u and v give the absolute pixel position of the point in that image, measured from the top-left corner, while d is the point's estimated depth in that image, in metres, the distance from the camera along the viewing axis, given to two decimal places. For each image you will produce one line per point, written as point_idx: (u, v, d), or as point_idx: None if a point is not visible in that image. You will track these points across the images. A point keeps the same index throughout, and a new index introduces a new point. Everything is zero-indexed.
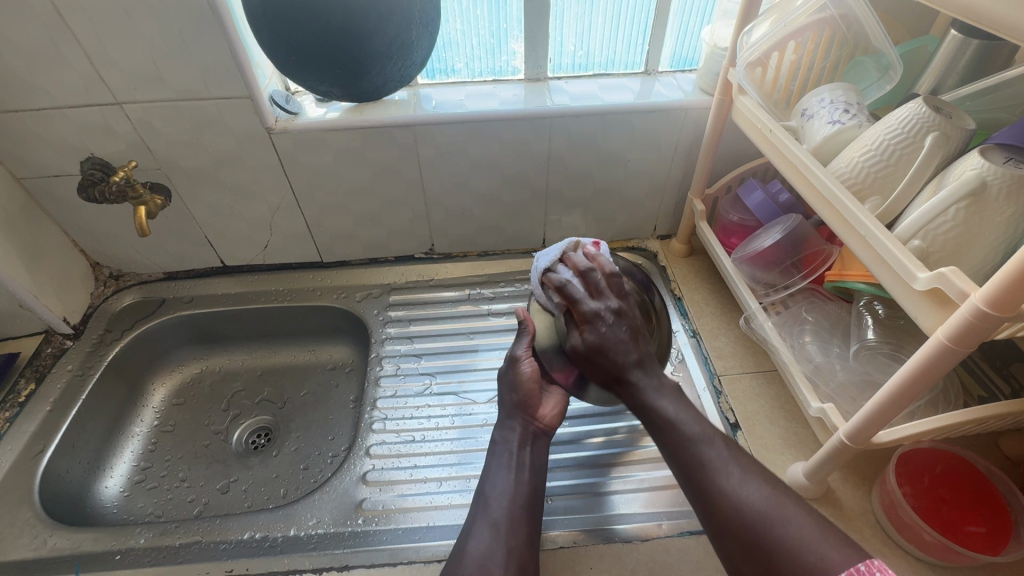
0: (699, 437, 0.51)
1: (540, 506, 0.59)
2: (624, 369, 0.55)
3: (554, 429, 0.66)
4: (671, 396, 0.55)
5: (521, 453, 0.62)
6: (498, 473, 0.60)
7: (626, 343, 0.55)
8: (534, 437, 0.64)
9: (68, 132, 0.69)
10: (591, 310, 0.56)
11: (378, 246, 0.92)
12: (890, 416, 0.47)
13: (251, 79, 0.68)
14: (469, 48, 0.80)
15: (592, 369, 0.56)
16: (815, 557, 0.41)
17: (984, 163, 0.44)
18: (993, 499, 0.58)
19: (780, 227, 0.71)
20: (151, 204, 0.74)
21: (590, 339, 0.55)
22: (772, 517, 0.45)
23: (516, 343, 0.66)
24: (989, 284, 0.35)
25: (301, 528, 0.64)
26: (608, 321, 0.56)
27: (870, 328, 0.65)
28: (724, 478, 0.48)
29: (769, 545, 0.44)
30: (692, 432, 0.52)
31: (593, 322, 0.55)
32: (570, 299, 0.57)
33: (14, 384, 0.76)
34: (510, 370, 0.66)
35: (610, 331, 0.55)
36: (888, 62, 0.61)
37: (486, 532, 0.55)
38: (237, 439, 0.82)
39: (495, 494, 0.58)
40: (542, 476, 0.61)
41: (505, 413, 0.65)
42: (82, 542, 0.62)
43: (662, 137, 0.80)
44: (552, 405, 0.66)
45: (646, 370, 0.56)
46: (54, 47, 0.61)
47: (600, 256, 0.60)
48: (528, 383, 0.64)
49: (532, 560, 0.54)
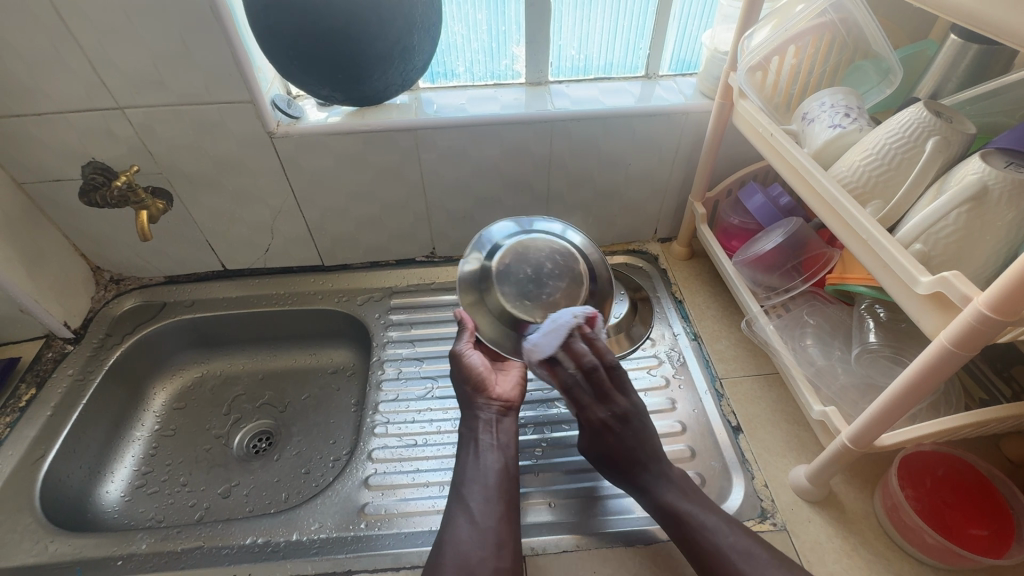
0: (713, 527, 0.55)
1: (514, 482, 0.61)
2: (632, 476, 0.60)
3: (515, 402, 0.68)
4: (683, 492, 0.58)
5: (486, 435, 0.64)
6: (467, 461, 0.62)
7: (633, 445, 0.61)
8: (498, 416, 0.65)
9: (69, 137, 0.69)
10: (596, 415, 0.62)
11: (379, 250, 0.92)
12: (893, 419, 0.47)
13: (253, 83, 0.68)
14: (470, 52, 0.80)
15: (605, 470, 0.62)
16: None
17: (985, 168, 0.44)
18: (995, 502, 0.58)
19: (780, 231, 0.71)
20: (152, 208, 0.75)
21: (597, 443, 0.62)
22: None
23: (455, 340, 0.68)
24: (990, 291, 0.35)
25: (303, 532, 0.63)
26: (613, 428, 0.61)
27: (872, 332, 0.65)
28: (740, 563, 0.52)
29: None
30: (705, 522, 0.55)
31: (601, 430, 0.62)
32: (579, 402, 0.63)
33: (15, 389, 0.76)
34: (455, 364, 0.67)
35: (616, 435, 0.61)
36: (888, 66, 0.61)
37: (462, 519, 0.56)
38: (238, 442, 0.82)
39: (469, 481, 0.59)
40: (510, 452, 0.63)
41: (463, 403, 0.67)
42: (83, 547, 0.62)
43: (663, 141, 0.80)
44: (509, 384, 0.69)
45: (657, 473, 0.59)
46: (56, 51, 0.61)
47: (598, 343, 0.63)
48: (479, 370, 0.67)
49: (513, 537, 0.55)
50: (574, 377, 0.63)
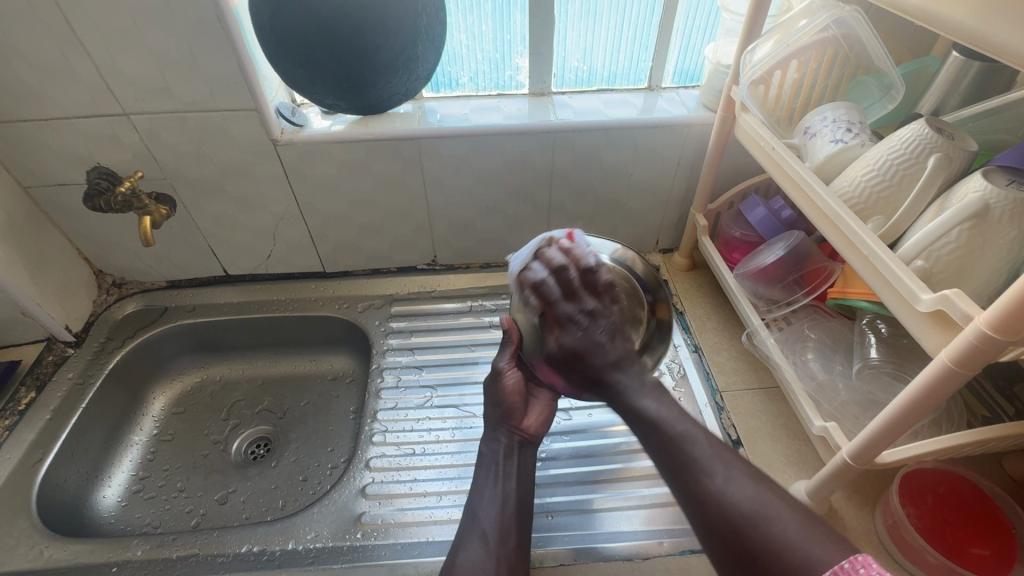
0: (688, 437, 0.49)
1: (530, 514, 0.60)
2: (599, 373, 0.56)
3: (537, 436, 0.67)
4: (642, 386, 0.55)
5: (507, 462, 0.63)
6: (485, 483, 0.61)
7: (600, 344, 0.57)
8: (520, 446, 0.65)
9: (74, 142, 0.70)
10: (565, 312, 0.57)
11: (381, 257, 0.92)
12: (893, 436, 0.47)
13: (258, 91, 0.68)
14: (474, 63, 0.81)
15: (571, 371, 0.58)
16: (803, 555, 0.39)
17: (987, 186, 0.44)
18: (997, 521, 0.58)
19: (783, 244, 0.71)
20: (155, 213, 0.75)
21: (565, 341, 0.57)
22: (759, 516, 0.42)
23: (499, 355, 0.68)
24: (992, 309, 0.35)
25: (299, 541, 0.63)
26: (582, 324, 0.57)
27: (873, 348, 0.65)
28: (709, 479, 0.46)
29: (754, 548, 0.42)
30: (681, 432, 0.50)
31: (568, 325, 0.57)
32: (547, 301, 0.58)
33: (14, 392, 0.76)
34: (494, 383, 0.67)
35: (584, 332, 0.57)
36: (890, 81, 0.61)
37: (476, 543, 0.55)
38: (236, 449, 0.82)
39: (485, 505, 0.59)
40: (528, 482, 0.62)
41: (490, 424, 0.66)
42: (78, 553, 0.62)
43: (666, 152, 0.80)
44: (536, 414, 0.68)
45: (624, 368, 0.56)
46: (63, 57, 0.62)
47: (574, 251, 0.59)
48: (511, 395, 0.66)
49: (521, 566, 0.55)
50: (548, 277, 0.58)
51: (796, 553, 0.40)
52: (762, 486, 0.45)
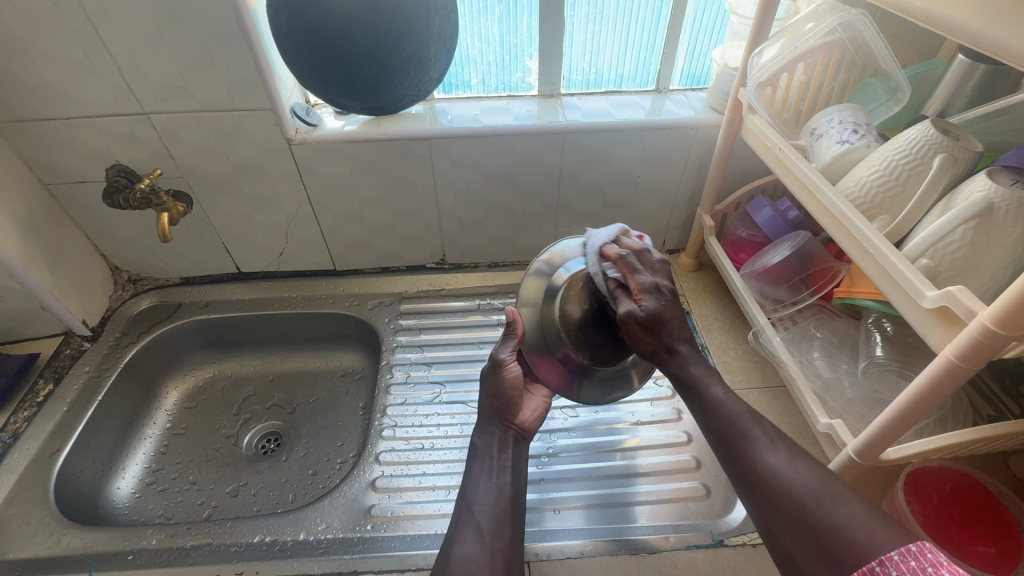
0: (742, 416, 0.50)
1: (522, 508, 0.60)
2: (675, 341, 0.54)
3: (530, 430, 0.68)
4: (707, 368, 0.54)
5: (502, 455, 0.64)
6: (479, 476, 0.61)
7: (677, 319, 0.54)
8: (513, 441, 0.65)
9: (95, 140, 0.71)
10: (649, 280, 0.54)
11: (391, 256, 0.93)
12: (898, 432, 0.47)
13: (274, 93, 0.70)
14: (484, 65, 0.82)
15: (642, 341, 0.54)
16: (865, 535, 0.39)
17: (991, 185, 0.45)
18: (1004, 520, 0.58)
19: (789, 244, 0.72)
20: (172, 211, 0.77)
21: (651, 303, 0.53)
22: (821, 495, 0.43)
23: (500, 345, 0.63)
24: (995, 305, 0.36)
25: (309, 532, 0.64)
26: (665, 296, 0.54)
27: (879, 346, 0.65)
28: (770, 454, 0.47)
29: (812, 524, 0.42)
30: (737, 411, 0.50)
31: (654, 293, 0.54)
32: (631, 269, 0.55)
33: (33, 384, 0.77)
34: (495, 373, 0.65)
35: (666, 303, 0.54)
36: (896, 84, 0.62)
37: (470, 536, 0.55)
38: (247, 443, 0.83)
39: (479, 496, 0.59)
40: (521, 478, 0.63)
41: (486, 417, 0.66)
42: (94, 542, 0.63)
43: (674, 153, 0.81)
44: (530, 411, 0.69)
45: (692, 345, 0.55)
46: (85, 57, 0.64)
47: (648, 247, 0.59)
48: (509, 387, 0.65)
49: (515, 561, 0.55)
50: (630, 253, 0.57)
51: (858, 541, 0.39)
52: (824, 473, 0.45)
